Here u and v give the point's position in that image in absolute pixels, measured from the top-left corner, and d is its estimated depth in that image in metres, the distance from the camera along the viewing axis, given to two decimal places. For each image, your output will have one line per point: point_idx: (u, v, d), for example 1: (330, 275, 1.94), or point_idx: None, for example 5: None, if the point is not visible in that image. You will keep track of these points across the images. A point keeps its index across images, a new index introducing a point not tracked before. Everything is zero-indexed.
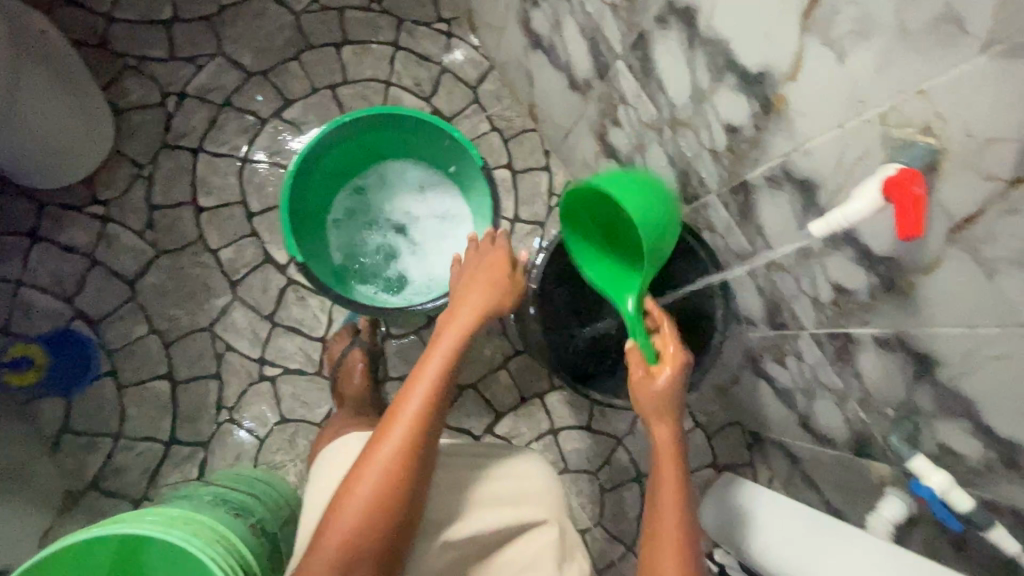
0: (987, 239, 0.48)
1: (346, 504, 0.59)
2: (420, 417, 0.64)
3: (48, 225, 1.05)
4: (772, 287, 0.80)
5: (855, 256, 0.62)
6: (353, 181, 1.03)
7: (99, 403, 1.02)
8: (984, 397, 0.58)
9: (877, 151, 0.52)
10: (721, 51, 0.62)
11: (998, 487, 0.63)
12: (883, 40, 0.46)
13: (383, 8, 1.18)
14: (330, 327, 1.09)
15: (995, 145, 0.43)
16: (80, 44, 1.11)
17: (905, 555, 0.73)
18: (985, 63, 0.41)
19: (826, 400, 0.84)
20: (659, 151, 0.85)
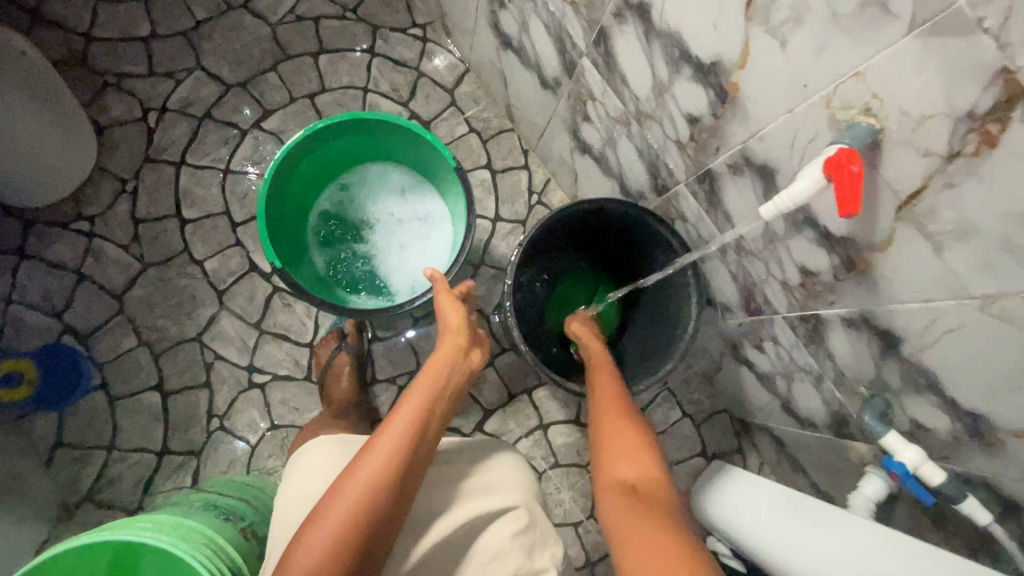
0: (932, 214, 0.49)
1: (307, 545, 0.53)
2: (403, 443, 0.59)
3: (35, 243, 1.07)
4: (744, 273, 0.81)
5: (817, 238, 0.63)
6: (335, 186, 1.04)
7: (91, 416, 1.03)
8: (945, 370, 0.59)
9: (824, 133, 0.53)
10: (675, 43, 0.63)
11: (967, 458, 0.64)
12: (818, 24, 0.47)
13: (357, 16, 1.20)
14: (317, 332, 1.10)
15: (929, 121, 0.45)
16: (60, 64, 1.13)
17: (892, 537, 0.72)
18: (910, 43, 0.42)
19: (804, 383, 0.86)
20: (629, 144, 0.86)
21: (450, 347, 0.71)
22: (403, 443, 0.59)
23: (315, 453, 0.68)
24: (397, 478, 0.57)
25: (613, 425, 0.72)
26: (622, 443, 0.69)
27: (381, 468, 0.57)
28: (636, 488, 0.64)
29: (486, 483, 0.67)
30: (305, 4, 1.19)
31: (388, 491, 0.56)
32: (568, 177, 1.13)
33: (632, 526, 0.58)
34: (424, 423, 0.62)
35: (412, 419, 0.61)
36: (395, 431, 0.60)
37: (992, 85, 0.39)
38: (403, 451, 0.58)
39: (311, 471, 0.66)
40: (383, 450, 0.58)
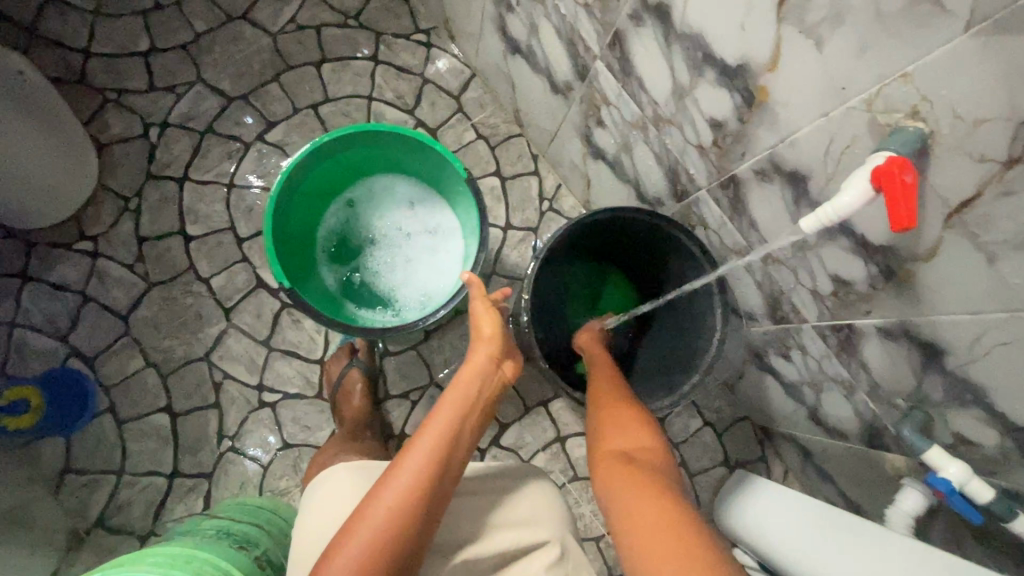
0: (984, 224, 0.46)
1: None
2: (424, 476, 0.54)
3: (38, 265, 1.04)
4: (770, 281, 0.78)
5: (852, 246, 0.60)
6: (341, 201, 1.02)
7: (99, 440, 1.01)
8: (994, 384, 0.56)
9: (864, 139, 0.50)
10: (698, 45, 0.60)
11: (1016, 475, 0.61)
12: (860, 24, 0.44)
13: (359, 23, 1.18)
14: (327, 348, 1.07)
15: (984, 126, 0.42)
16: (59, 81, 1.11)
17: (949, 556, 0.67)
18: (967, 42, 0.39)
19: (835, 393, 0.82)
20: (646, 149, 0.83)
21: (478, 363, 0.65)
22: (424, 481, 0.53)
23: (336, 476, 0.64)
24: (416, 521, 0.52)
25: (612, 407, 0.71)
26: (619, 420, 0.68)
27: (399, 509, 0.51)
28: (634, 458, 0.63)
29: (519, 515, 0.63)
30: (306, 13, 1.17)
31: (405, 535, 0.51)
32: (580, 182, 1.10)
33: (633, 493, 0.56)
34: (452, 449, 0.57)
35: (434, 452, 0.55)
36: (414, 465, 0.54)
37: None
38: (424, 489, 0.53)
39: (332, 497, 0.62)
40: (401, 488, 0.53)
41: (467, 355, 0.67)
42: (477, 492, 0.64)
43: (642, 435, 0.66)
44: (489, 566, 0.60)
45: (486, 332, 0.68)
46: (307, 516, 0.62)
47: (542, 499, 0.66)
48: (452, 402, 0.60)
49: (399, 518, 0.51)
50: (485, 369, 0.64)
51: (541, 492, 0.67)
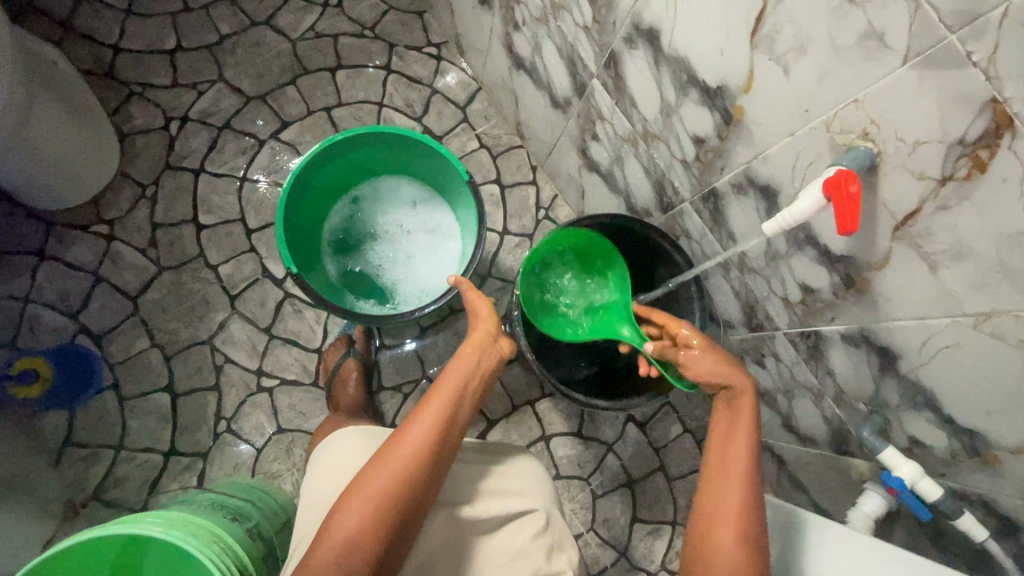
0: (926, 236, 0.52)
1: (326, 541, 0.53)
2: (426, 444, 0.57)
3: (55, 244, 1.09)
4: (747, 289, 0.84)
5: (817, 256, 0.66)
6: (347, 198, 1.07)
7: (101, 415, 1.05)
8: (941, 387, 0.61)
9: (825, 156, 0.56)
10: (684, 68, 0.66)
11: (964, 476, 0.66)
12: (819, 54, 0.50)
13: (375, 34, 1.25)
14: (326, 338, 1.12)
15: (923, 147, 0.47)
16: (88, 73, 1.17)
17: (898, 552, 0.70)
18: (905, 73, 0.45)
19: (805, 400, 0.87)
20: (636, 163, 0.89)
21: (478, 341, 0.67)
22: (428, 450, 0.57)
23: (342, 441, 0.68)
24: (420, 481, 0.56)
25: (721, 522, 0.64)
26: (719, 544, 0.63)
27: (404, 470, 0.55)
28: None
29: (512, 486, 0.67)
30: (325, 22, 1.24)
31: (410, 497, 0.55)
32: (576, 193, 1.16)
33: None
34: (452, 417, 0.60)
35: (438, 425, 0.59)
36: (417, 436, 0.57)
37: (982, 114, 0.42)
38: (428, 457, 0.57)
39: (338, 457, 0.66)
40: (407, 451, 0.56)
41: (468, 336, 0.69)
42: (475, 461, 0.69)
43: (742, 569, 0.62)
44: (482, 529, 0.64)
45: (484, 315, 0.71)
46: (316, 474, 0.67)
47: (532, 473, 0.71)
48: (453, 375, 0.63)
49: (404, 477, 0.55)
50: (485, 347, 0.67)
51: (530, 465, 0.71)
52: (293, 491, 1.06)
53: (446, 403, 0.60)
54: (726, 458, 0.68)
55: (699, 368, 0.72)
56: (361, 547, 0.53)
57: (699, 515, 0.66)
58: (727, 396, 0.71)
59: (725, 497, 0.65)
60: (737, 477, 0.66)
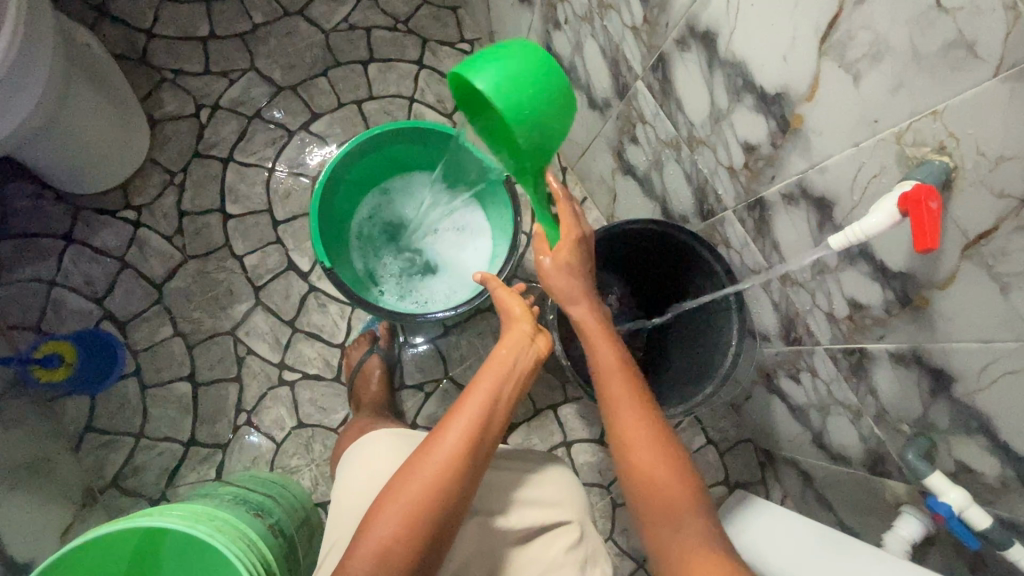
0: (1000, 256, 0.50)
1: (358, 551, 0.51)
2: (462, 451, 0.54)
3: (83, 228, 1.09)
4: (787, 302, 0.81)
5: (871, 272, 0.64)
6: (378, 192, 1.06)
7: (122, 402, 1.04)
8: (998, 413, 0.59)
9: (892, 169, 0.54)
10: (740, 72, 0.64)
11: (1015, 505, 0.64)
12: (896, 63, 0.48)
13: (408, 28, 1.23)
14: (349, 334, 1.10)
15: (1006, 163, 0.45)
16: (121, 57, 1.16)
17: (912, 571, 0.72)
18: (996, 86, 0.43)
19: (841, 417, 0.85)
20: (677, 168, 0.87)
21: (512, 338, 0.64)
22: (465, 456, 0.54)
23: (377, 441, 0.67)
24: (455, 489, 0.53)
25: (635, 443, 0.65)
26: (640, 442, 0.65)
27: (438, 479, 0.53)
28: (664, 492, 0.62)
29: (546, 496, 0.65)
30: (358, 14, 1.23)
31: (446, 504, 0.53)
32: (607, 196, 1.14)
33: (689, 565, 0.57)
34: (489, 421, 0.57)
35: (475, 431, 0.56)
36: (452, 442, 0.55)
37: None
38: (465, 463, 0.54)
39: (371, 461, 0.65)
40: (441, 459, 0.54)
41: (502, 334, 0.66)
42: (508, 468, 0.67)
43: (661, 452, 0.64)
44: (517, 539, 0.63)
45: (516, 311, 0.68)
46: (351, 472, 0.66)
47: (566, 483, 0.68)
48: (489, 376, 0.60)
49: (438, 486, 0.53)
50: (521, 345, 0.63)
51: (565, 474, 0.69)
52: (312, 487, 1.05)
53: (480, 407, 0.57)
54: (611, 383, 0.69)
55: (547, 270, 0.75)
56: (395, 560, 0.51)
57: (617, 450, 0.66)
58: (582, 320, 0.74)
59: (628, 421, 0.66)
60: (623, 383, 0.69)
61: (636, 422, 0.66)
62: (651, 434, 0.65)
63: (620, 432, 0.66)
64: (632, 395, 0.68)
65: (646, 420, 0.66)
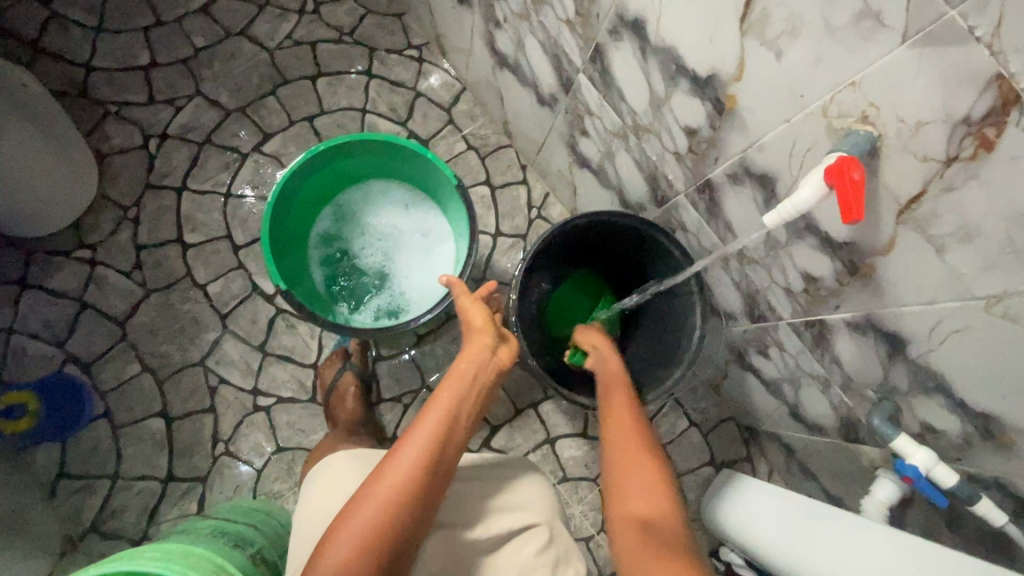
0: (932, 218, 0.50)
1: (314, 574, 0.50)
2: (420, 467, 0.54)
3: (37, 273, 1.06)
4: (747, 280, 0.82)
5: (818, 244, 0.64)
6: (335, 205, 1.05)
7: (94, 444, 1.03)
8: (952, 371, 0.60)
9: (823, 143, 0.54)
10: (672, 58, 0.64)
11: (978, 459, 0.65)
12: (812, 37, 0.49)
13: (354, 39, 1.22)
14: (321, 353, 1.09)
15: (925, 128, 0.46)
16: (61, 94, 1.14)
17: (890, 531, 0.73)
18: (905, 53, 0.43)
19: (812, 388, 0.86)
20: (628, 157, 0.87)
21: (473, 352, 0.64)
22: (421, 473, 0.54)
23: (341, 462, 0.67)
24: (413, 507, 0.53)
25: (629, 472, 0.67)
26: (637, 474, 0.66)
27: (395, 500, 0.52)
28: (650, 524, 0.62)
29: (515, 500, 0.65)
30: (302, 29, 1.21)
31: (403, 523, 0.52)
32: (567, 190, 1.14)
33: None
34: (448, 437, 0.57)
35: (433, 445, 0.55)
36: (410, 459, 0.54)
37: (987, 91, 0.40)
38: (423, 480, 0.54)
39: (330, 483, 0.64)
40: (398, 478, 0.53)
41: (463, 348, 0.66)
42: (476, 479, 0.66)
43: (654, 485, 0.65)
44: (487, 547, 0.62)
45: (478, 323, 0.67)
46: (312, 495, 0.65)
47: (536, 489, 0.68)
48: (449, 391, 0.59)
49: (394, 507, 0.52)
50: (482, 359, 0.63)
51: (536, 480, 0.69)
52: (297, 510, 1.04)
53: (440, 422, 0.57)
54: (618, 418, 0.73)
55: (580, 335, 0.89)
56: None
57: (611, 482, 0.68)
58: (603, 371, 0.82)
59: (625, 453, 0.69)
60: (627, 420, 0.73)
61: (633, 454, 0.68)
62: (645, 470, 0.67)
63: (619, 464, 0.68)
64: (632, 430, 0.71)
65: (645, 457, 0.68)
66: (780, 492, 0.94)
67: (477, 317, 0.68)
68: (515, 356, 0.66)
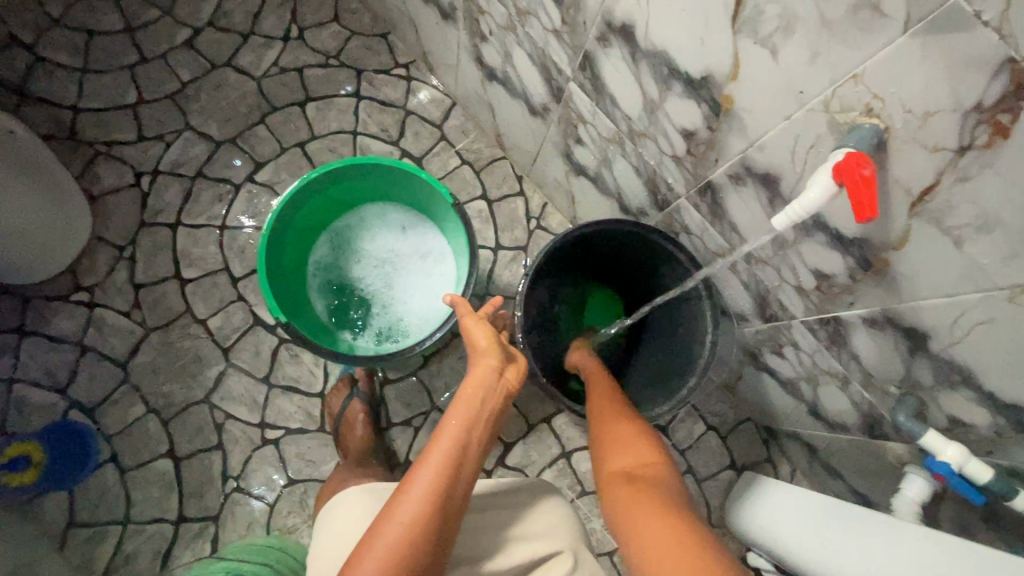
0: (947, 210, 0.48)
1: None
2: (432, 500, 0.52)
3: (35, 319, 1.05)
4: (755, 280, 0.80)
5: (829, 241, 0.62)
6: (332, 232, 1.04)
7: (103, 490, 1.01)
8: (979, 364, 0.58)
9: (827, 138, 0.53)
10: (664, 61, 0.63)
11: (1011, 452, 0.62)
12: (809, 32, 0.47)
13: (341, 62, 1.21)
14: (327, 381, 1.08)
15: (934, 117, 0.44)
16: (50, 138, 1.13)
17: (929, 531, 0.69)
18: (907, 42, 0.42)
19: (830, 386, 0.84)
20: (625, 162, 0.86)
21: (479, 374, 0.61)
22: (434, 505, 0.52)
23: (353, 500, 0.65)
24: (427, 542, 0.50)
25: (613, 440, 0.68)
26: (620, 439, 0.68)
27: (404, 539, 0.50)
28: (637, 475, 0.62)
29: (534, 529, 0.63)
30: (288, 56, 1.21)
31: (418, 561, 0.50)
32: (565, 199, 1.13)
33: (637, 513, 0.55)
34: (458, 468, 0.54)
35: (443, 477, 0.53)
36: (421, 492, 0.52)
37: (998, 77, 0.39)
38: (435, 513, 0.51)
39: (341, 523, 0.62)
40: (407, 514, 0.51)
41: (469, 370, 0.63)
42: (492, 510, 0.65)
43: (634, 443, 0.67)
44: None
45: (482, 343, 0.65)
46: (325, 537, 0.62)
47: (556, 515, 0.65)
48: (457, 417, 0.58)
49: (408, 544, 0.50)
50: (490, 383, 0.61)
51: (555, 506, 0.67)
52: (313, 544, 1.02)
53: (451, 450, 0.55)
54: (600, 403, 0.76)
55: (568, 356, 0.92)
56: None
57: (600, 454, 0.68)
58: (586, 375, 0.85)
59: (608, 426, 0.71)
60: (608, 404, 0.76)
61: (615, 425, 0.70)
62: (631, 433, 0.68)
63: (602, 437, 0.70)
64: (616, 407, 0.74)
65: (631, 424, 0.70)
66: (808, 495, 0.90)
67: (480, 335, 0.66)
68: (523, 375, 0.64)
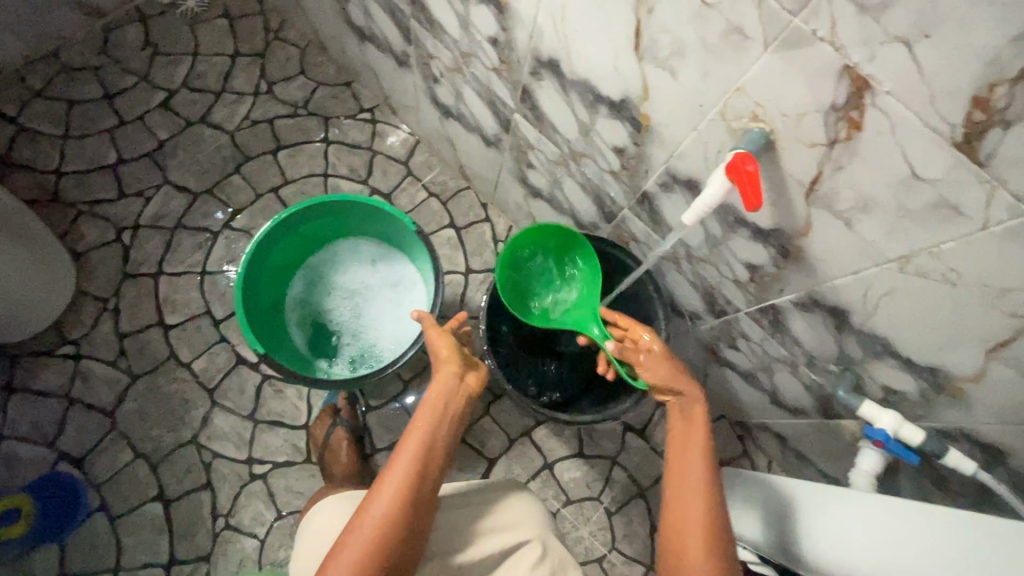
0: (834, 196, 0.55)
1: None
2: (402, 495, 0.56)
3: (22, 375, 1.08)
4: (701, 278, 0.86)
5: (751, 235, 0.69)
6: (306, 268, 1.09)
7: (93, 539, 1.02)
8: (894, 332, 0.64)
9: (729, 143, 0.60)
10: (589, 88, 0.71)
11: (939, 413, 0.68)
12: (696, 55, 0.55)
13: (309, 112, 1.29)
14: (311, 413, 1.11)
15: (805, 118, 0.51)
16: (35, 202, 1.19)
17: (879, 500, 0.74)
18: (770, 58, 0.49)
19: (783, 372, 0.89)
20: (573, 182, 0.93)
21: (441, 380, 0.66)
22: (404, 500, 0.56)
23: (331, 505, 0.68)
24: (399, 535, 0.54)
25: (686, 539, 0.61)
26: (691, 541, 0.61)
27: (376, 536, 0.54)
28: None
29: (505, 521, 0.67)
30: (259, 109, 1.29)
31: (392, 553, 0.54)
32: (527, 221, 1.19)
33: None
34: (425, 464, 0.59)
35: (410, 474, 0.57)
36: (391, 490, 0.56)
37: (842, 80, 0.46)
38: (406, 508, 0.55)
39: (321, 527, 0.66)
40: (380, 512, 0.55)
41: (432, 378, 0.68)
42: (465, 504, 0.68)
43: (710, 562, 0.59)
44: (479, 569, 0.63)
45: (444, 353, 0.70)
46: (306, 540, 0.66)
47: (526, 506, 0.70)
48: (422, 419, 0.62)
49: (381, 538, 0.54)
50: (451, 386, 0.66)
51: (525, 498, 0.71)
52: None
53: (417, 449, 0.59)
54: (684, 465, 0.67)
55: (654, 373, 0.74)
56: None
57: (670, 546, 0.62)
58: (679, 401, 0.72)
59: (684, 513, 0.63)
60: (694, 470, 0.66)
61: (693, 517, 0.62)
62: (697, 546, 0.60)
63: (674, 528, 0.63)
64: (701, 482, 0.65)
65: (705, 560, 0.59)
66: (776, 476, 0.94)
67: (444, 347, 0.71)
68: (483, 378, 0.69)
